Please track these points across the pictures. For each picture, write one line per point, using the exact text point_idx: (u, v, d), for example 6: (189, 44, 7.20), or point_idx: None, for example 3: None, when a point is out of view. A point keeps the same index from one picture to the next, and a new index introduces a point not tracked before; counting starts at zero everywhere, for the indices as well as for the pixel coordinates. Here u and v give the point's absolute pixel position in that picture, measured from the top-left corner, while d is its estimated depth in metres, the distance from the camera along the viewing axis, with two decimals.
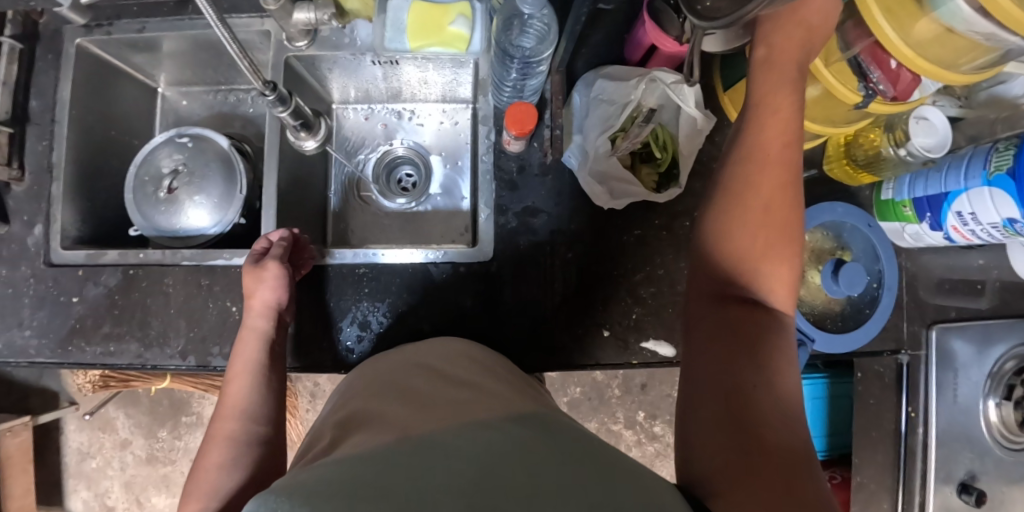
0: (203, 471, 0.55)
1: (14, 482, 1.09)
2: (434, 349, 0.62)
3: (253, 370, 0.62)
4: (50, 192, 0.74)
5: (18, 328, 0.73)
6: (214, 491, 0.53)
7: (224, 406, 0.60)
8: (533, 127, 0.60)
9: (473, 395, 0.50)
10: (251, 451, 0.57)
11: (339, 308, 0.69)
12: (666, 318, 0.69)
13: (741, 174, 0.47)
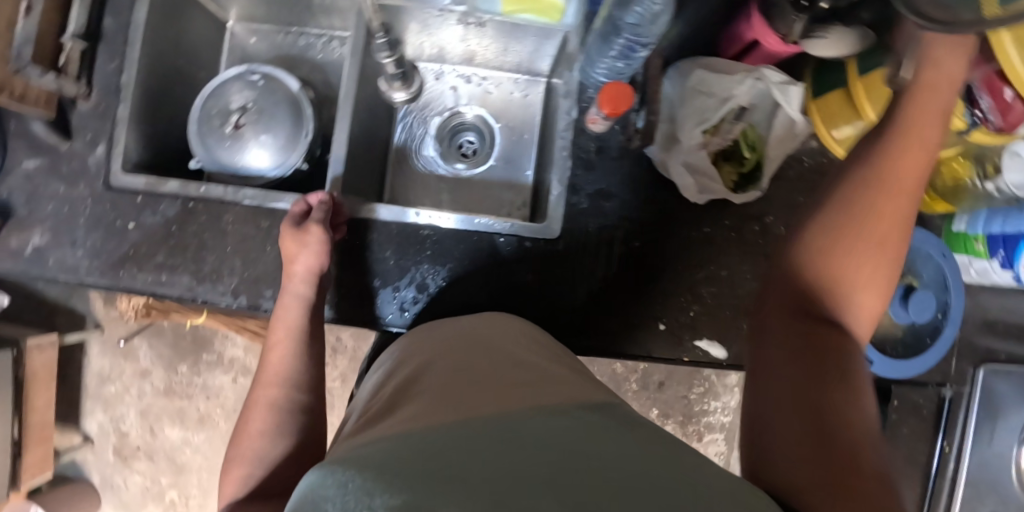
0: (246, 436, 0.59)
1: (37, 396, 1.10)
2: (476, 322, 0.61)
3: (295, 335, 0.64)
4: (116, 114, 0.73)
5: (72, 247, 0.73)
6: (258, 455, 0.57)
7: (267, 371, 0.63)
8: (626, 109, 0.59)
9: (533, 377, 0.49)
10: (292, 418, 0.60)
11: (398, 267, 0.68)
12: (722, 320, 0.67)
13: (867, 192, 0.46)
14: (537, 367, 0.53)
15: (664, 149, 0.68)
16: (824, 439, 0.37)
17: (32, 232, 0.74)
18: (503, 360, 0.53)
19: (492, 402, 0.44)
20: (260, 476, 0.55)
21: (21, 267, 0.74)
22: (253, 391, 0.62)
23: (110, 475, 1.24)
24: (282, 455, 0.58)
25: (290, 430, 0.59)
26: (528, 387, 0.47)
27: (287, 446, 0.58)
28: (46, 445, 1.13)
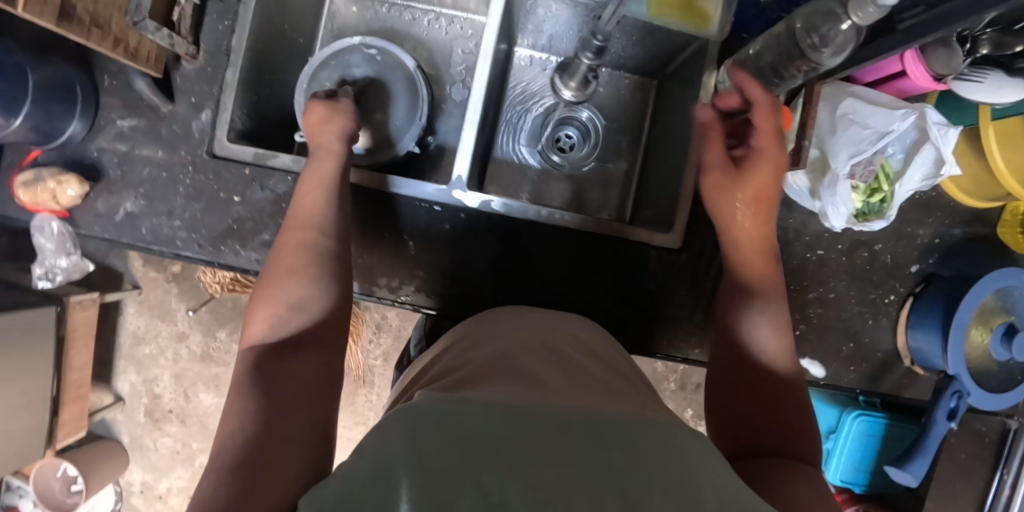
0: (272, 283, 0.58)
1: (76, 355, 1.07)
2: (522, 310, 0.64)
3: (325, 182, 0.64)
4: (224, 78, 0.69)
5: (168, 217, 0.70)
6: (289, 299, 0.56)
7: (303, 211, 0.62)
8: (779, 129, 0.60)
9: (601, 386, 0.48)
10: (323, 264, 0.60)
11: (530, 264, 0.72)
12: (826, 340, 0.72)
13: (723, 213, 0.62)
14: (554, 339, 0.57)
15: (801, 176, 0.64)
16: (793, 476, 0.46)
17: (125, 198, 0.70)
18: (531, 342, 0.56)
19: (524, 384, 0.45)
20: (291, 324, 0.55)
21: (112, 232, 0.71)
22: (285, 235, 0.61)
23: (140, 436, 1.21)
24: (316, 303, 0.57)
25: (324, 274, 0.59)
26: (559, 373, 0.50)
27: (322, 292, 0.58)
28: (82, 403, 1.10)
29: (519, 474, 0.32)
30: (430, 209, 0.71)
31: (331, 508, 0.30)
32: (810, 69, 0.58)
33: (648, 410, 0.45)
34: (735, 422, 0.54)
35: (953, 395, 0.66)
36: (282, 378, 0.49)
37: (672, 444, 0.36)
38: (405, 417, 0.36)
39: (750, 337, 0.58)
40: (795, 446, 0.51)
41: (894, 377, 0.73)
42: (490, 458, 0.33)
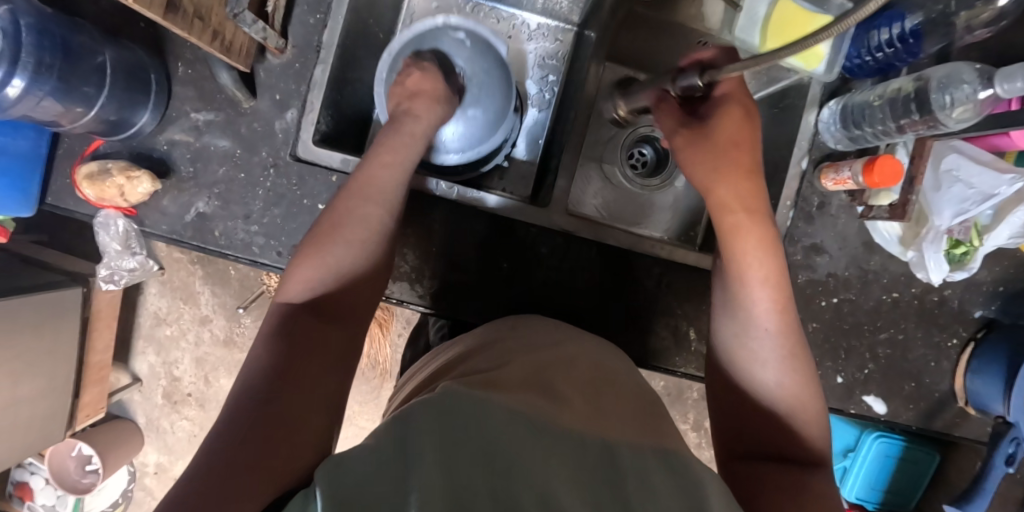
0: (329, 240, 0.54)
1: (99, 336, 1.03)
2: (562, 322, 0.63)
3: (404, 164, 0.59)
4: (312, 76, 0.67)
5: (244, 221, 0.67)
6: (340, 269, 0.53)
7: (369, 183, 0.57)
8: (887, 185, 0.62)
9: (623, 416, 0.46)
10: (382, 245, 0.56)
11: (621, 289, 0.72)
12: (891, 379, 0.73)
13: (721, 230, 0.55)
14: (581, 350, 0.55)
15: (896, 224, 0.67)
16: (796, 502, 0.44)
17: (196, 197, 0.67)
18: (554, 345, 0.55)
19: (535, 391, 0.45)
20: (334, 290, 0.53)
21: (179, 232, 0.67)
22: (348, 196, 0.56)
23: (156, 417, 1.16)
24: (362, 278, 0.54)
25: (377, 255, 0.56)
26: (585, 385, 0.49)
27: (369, 269, 0.55)
28: (102, 384, 1.06)
29: (505, 487, 0.36)
30: (529, 230, 0.71)
31: (353, 486, 0.34)
32: (927, 129, 0.60)
33: (651, 430, 0.46)
34: (738, 433, 0.53)
35: (1011, 442, 0.68)
36: (311, 336, 0.48)
37: (646, 477, 0.39)
38: (421, 409, 0.40)
39: (752, 372, 0.52)
40: (798, 459, 0.50)
41: (946, 416, 0.74)
42: (499, 479, 0.36)
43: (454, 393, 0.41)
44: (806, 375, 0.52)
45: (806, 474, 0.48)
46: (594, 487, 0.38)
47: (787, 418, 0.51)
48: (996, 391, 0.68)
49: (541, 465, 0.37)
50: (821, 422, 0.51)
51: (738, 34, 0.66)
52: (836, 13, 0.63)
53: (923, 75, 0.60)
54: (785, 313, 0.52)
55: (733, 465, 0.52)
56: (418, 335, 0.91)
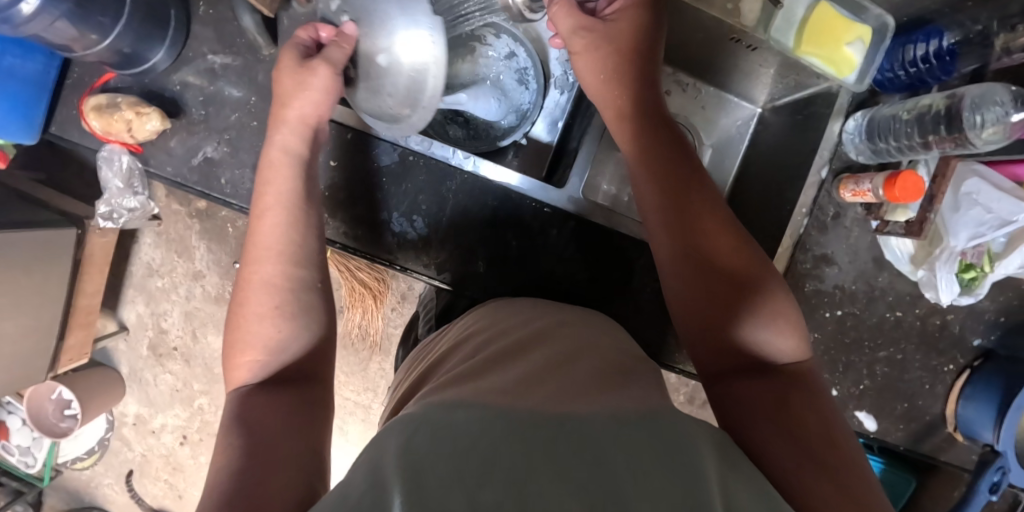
0: (246, 319, 0.52)
1: (90, 279, 1.01)
2: (546, 309, 0.63)
3: (292, 203, 0.57)
4: None
5: (253, 170, 0.66)
6: (266, 343, 0.51)
7: (257, 244, 0.55)
8: (906, 201, 0.62)
9: (597, 386, 0.47)
10: (297, 298, 0.53)
11: (634, 277, 0.71)
12: (887, 399, 0.72)
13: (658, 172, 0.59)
14: (557, 339, 0.56)
15: (909, 242, 0.67)
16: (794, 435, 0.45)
17: (206, 141, 0.67)
18: (512, 341, 0.55)
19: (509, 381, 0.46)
20: (277, 366, 0.51)
21: (184, 175, 0.67)
22: (246, 264, 0.54)
23: (139, 368, 1.15)
24: (292, 341, 0.52)
25: (303, 308, 0.53)
26: (546, 363, 0.50)
27: (300, 328, 0.52)
28: (88, 329, 1.04)
29: (495, 490, 0.33)
30: (540, 211, 0.70)
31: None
32: (954, 147, 0.61)
33: (632, 396, 0.46)
34: (715, 352, 0.53)
35: (998, 470, 0.66)
36: (255, 423, 0.45)
37: (629, 438, 0.40)
38: (388, 441, 0.38)
39: (714, 299, 0.54)
40: (779, 367, 0.51)
41: (934, 440, 0.72)
42: (483, 474, 0.34)
43: (428, 409, 0.41)
44: (769, 289, 0.54)
45: (792, 386, 0.49)
46: (581, 453, 0.37)
47: (759, 334, 0.52)
48: (987, 420, 0.67)
49: (525, 455, 0.36)
50: (795, 327, 0.53)
51: (774, 34, 0.64)
52: (873, 24, 0.64)
53: (956, 92, 0.61)
54: (715, 210, 0.57)
55: (717, 392, 0.51)
56: (412, 329, 0.89)
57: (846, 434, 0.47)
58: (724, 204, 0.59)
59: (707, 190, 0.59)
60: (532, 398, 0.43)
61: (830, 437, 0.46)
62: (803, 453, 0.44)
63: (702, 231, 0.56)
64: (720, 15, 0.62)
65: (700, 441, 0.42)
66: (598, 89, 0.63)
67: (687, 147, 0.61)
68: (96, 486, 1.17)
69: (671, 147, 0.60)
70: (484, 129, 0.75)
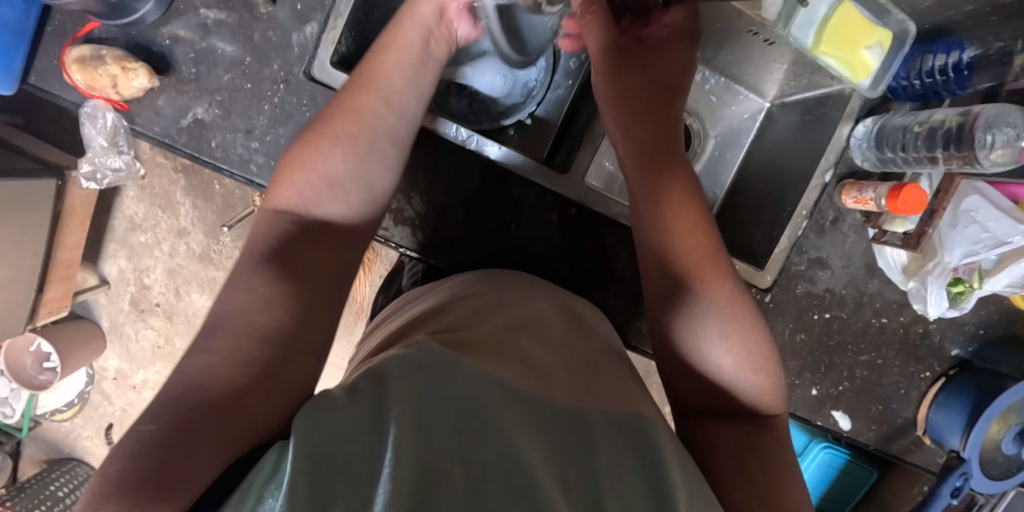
0: (330, 142, 0.54)
1: (70, 233, 0.98)
2: (538, 283, 0.65)
3: (410, 54, 0.60)
4: None
5: (245, 135, 0.64)
6: (328, 171, 0.53)
7: (378, 84, 0.58)
8: (905, 214, 0.62)
9: (587, 371, 0.50)
10: (383, 149, 0.56)
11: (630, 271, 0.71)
12: (866, 400, 0.73)
13: (664, 186, 0.58)
14: (556, 306, 0.59)
15: (904, 252, 0.68)
16: (749, 465, 0.48)
17: (196, 102, 0.64)
18: (516, 311, 0.56)
19: (513, 355, 0.48)
20: (327, 207, 0.52)
21: (172, 135, 0.64)
22: (353, 88, 0.57)
23: (121, 323, 1.13)
24: (352, 178, 0.54)
25: (372, 158, 0.55)
26: (544, 344, 0.52)
27: (359, 171, 0.54)
28: (68, 283, 1.02)
29: (483, 453, 0.39)
30: (543, 195, 0.69)
31: (326, 439, 0.35)
32: (961, 164, 0.62)
33: (620, 391, 0.50)
34: (693, 389, 0.54)
35: (960, 476, 0.70)
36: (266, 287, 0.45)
37: (612, 441, 0.44)
38: (390, 368, 0.41)
39: (701, 340, 0.53)
40: (749, 411, 0.52)
41: (903, 442, 0.74)
42: (474, 440, 0.39)
43: (425, 352, 0.43)
44: (755, 337, 0.54)
45: (758, 433, 0.51)
46: (565, 448, 0.43)
47: (737, 381, 0.53)
48: (955, 428, 0.69)
49: (517, 431, 0.41)
50: (773, 375, 0.54)
51: (794, 31, 0.63)
52: (893, 29, 0.64)
53: (972, 110, 0.61)
54: (717, 259, 0.56)
55: (688, 424, 0.54)
56: (392, 281, 0.87)
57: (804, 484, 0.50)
58: (722, 248, 0.57)
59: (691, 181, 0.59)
60: (532, 383, 0.45)
61: (783, 488, 0.47)
62: (748, 481, 0.47)
63: (686, 251, 0.56)
64: (743, 6, 0.60)
65: (664, 437, 0.46)
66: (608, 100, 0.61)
67: (694, 183, 0.59)
68: (75, 438, 1.17)
69: (678, 187, 0.58)
70: (486, 105, 0.75)
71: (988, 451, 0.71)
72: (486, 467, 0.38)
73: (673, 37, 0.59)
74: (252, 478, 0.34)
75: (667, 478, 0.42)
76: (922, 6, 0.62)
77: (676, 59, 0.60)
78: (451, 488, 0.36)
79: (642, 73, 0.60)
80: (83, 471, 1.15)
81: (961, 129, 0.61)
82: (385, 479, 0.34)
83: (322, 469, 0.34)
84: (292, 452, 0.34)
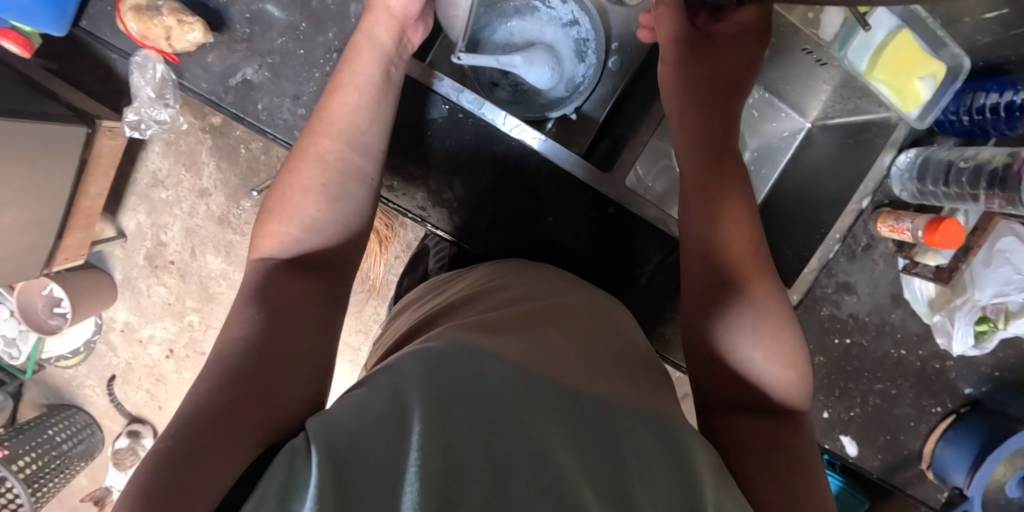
0: (292, 189, 0.54)
1: (95, 180, 0.98)
2: (566, 275, 0.65)
3: (365, 89, 0.59)
4: None
5: (292, 101, 0.65)
6: (303, 217, 0.53)
7: (327, 120, 0.57)
8: (941, 245, 0.62)
9: (612, 364, 0.48)
10: (348, 185, 0.55)
11: (656, 278, 0.71)
12: (876, 429, 0.73)
13: (715, 177, 0.61)
14: (581, 303, 0.57)
15: (932, 286, 0.69)
16: (773, 463, 0.48)
17: (246, 62, 0.65)
18: (537, 301, 0.54)
19: (538, 340, 0.46)
20: (306, 245, 0.52)
21: (219, 94, 0.65)
22: (306, 134, 0.57)
23: (134, 277, 1.13)
24: (327, 225, 0.53)
25: (344, 197, 0.55)
26: (569, 334, 0.49)
27: (335, 215, 0.54)
28: (87, 232, 1.02)
29: (507, 447, 0.36)
30: (582, 192, 0.69)
31: (345, 438, 0.33)
32: (1005, 204, 0.62)
33: (648, 390, 0.47)
34: (720, 384, 0.55)
35: None
36: (290, 303, 0.46)
37: (640, 435, 0.41)
38: (410, 362, 0.38)
39: (732, 309, 0.56)
40: (782, 411, 0.53)
41: (906, 473, 0.73)
42: (498, 435, 0.36)
43: (450, 347, 0.40)
44: (789, 335, 0.55)
45: (786, 430, 0.51)
46: (589, 438, 0.39)
47: (763, 367, 0.54)
48: (961, 464, 0.69)
49: (540, 422, 0.38)
50: (802, 378, 0.54)
51: (850, 55, 0.63)
52: (947, 62, 0.64)
53: (1019, 152, 0.61)
54: (756, 251, 0.58)
55: (709, 410, 0.54)
56: (416, 264, 0.87)
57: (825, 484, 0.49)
58: (764, 237, 0.60)
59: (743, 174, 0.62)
60: (554, 369, 0.42)
61: (810, 486, 0.48)
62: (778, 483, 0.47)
63: (731, 236, 0.58)
64: (800, 22, 0.62)
65: (693, 440, 0.43)
66: (677, 108, 0.64)
67: (745, 176, 0.61)
68: (77, 386, 1.18)
69: (730, 178, 0.61)
70: (531, 94, 0.75)
71: (991, 491, 0.71)
72: (512, 462, 0.35)
73: (741, 35, 0.62)
74: (272, 477, 0.32)
75: (696, 471, 0.39)
76: (980, 43, 0.63)
77: (743, 58, 0.62)
78: (475, 489, 0.33)
79: (714, 68, 0.63)
80: (82, 419, 1.15)
81: (1008, 168, 0.61)
82: (411, 480, 0.32)
83: (349, 457, 0.32)
84: (318, 456, 0.32)
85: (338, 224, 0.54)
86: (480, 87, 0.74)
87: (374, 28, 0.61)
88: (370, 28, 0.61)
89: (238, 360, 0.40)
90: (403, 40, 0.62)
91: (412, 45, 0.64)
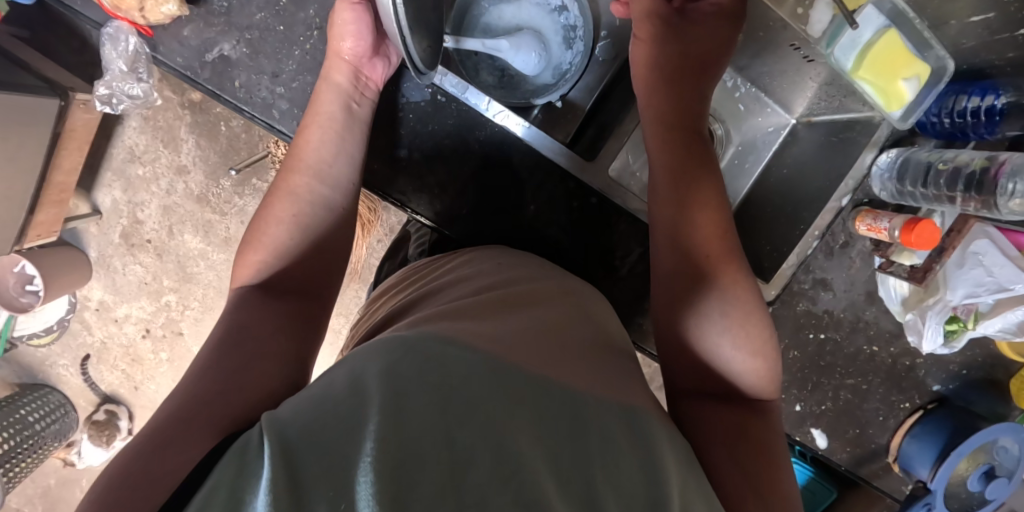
0: (266, 221, 0.56)
1: (68, 155, 0.95)
2: (547, 265, 0.64)
3: (330, 125, 0.60)
4: None
5: (271, 79, 0.64)
6: (273, 245, 0.55)
7: (299, 155, 0.59)
8: (914, 245, 0.63)
9: (585, 358, 0.47)
10: (316, 214, 0.57)
11: (633, 274, 0.71)
12: (847, 423, 0.75)
13: (687, 156, 0.61)
14: (561, 292, 0.56)
15: (906, 285, 0.70)
16: (740, 455, 0.50)
17: (224, 37, 0.64)
18: (519, 287, 0.54)
19: (509, 328, 0.46)
20: (277, 270, 0.54)
21: (194, 69, 0.64)
22: (282, 169, 0.59)
23: (109, 255, 1.11)
24: (298, 252, 0.55)
25: (313, 226, 0.57)
26: (544, 325, 0.48)
27: (304, 241, 0.56)
28: (60, 208, 0.99)
29: (469, 431, 0.35)
30: (562, 182, 0.69)
31: (300, 434, 0.34)
32: (979, 207, 0.64)
33: (619, 384, 0.47)
34: (688, 376, 0.56)
35: (924, 506, 0.71)
36: (260, 328, 0.48)
37: (609, 432, 0.40)
38: (371, 357, 0.39)
39: (704, 302, 0.56)
40: (748, 400, 0.54)
41: (873, 466, 0.76)
42: (459, 420, 0.35)
43: (420, 335, 0.40)
44: (757, 322, 0.56)
45: (752, 420, 0.52)
46: (556, 427, 0.39)
47: (732, 356, 0.54)
48: (925, 459, 0.71)
49: (506, 411, 0.37)
50: (771, 368, 0.55)
51: (836, 51, 0.64)
52: (932, 64, 0.64)
53: (997, 156, 0.62)
54: (730, 252, 0.58)
55: (679, 402, 0.55)
56: (398, 250, 0.86)
57: (791, 477, 0.51)
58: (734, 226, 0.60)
59: (713, 164, 0.62)
60: (523, 359, 0.42)
61: (775, 479, 0.49)
62: (741, 474, 0.48)
63: (703, 223, 0.59)
64: (789, 18, 0.62)
65: (660, 439, 0.43)
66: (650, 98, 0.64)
67: (715, 167, 0.62)
68: (50, 365, 1.16)
69: (704, 171, 0.61)
70: (517, 81, 0.74)
71: (954, 485, 0.73)
72: (472, 449, 0.34)
73: (718, 22, 0.63)
74: (223, 471, 0.33)
75: (663, 473, 0.39)
76: (964, 46, 0.63)
77: (717, 41, 0.64)
78: (433, 475, 0.32)
79: (686, 53, 0.64)
80: (55, 399, 1.14)
81: (990, 173, 0.62)
82: (367, 468, 0.31)
83: (312, 446, 0.33)
84: (271, 450, 0.33)
85: (307, 248, 0.56)
86: (464, 70, 0.73)
87: (329, 73, 0.62)
88: (327, 74, 0.62)
89: (210, 378, 0.43)
90: (360, 79, 0.62)
91: (373, 82, 0.63)
